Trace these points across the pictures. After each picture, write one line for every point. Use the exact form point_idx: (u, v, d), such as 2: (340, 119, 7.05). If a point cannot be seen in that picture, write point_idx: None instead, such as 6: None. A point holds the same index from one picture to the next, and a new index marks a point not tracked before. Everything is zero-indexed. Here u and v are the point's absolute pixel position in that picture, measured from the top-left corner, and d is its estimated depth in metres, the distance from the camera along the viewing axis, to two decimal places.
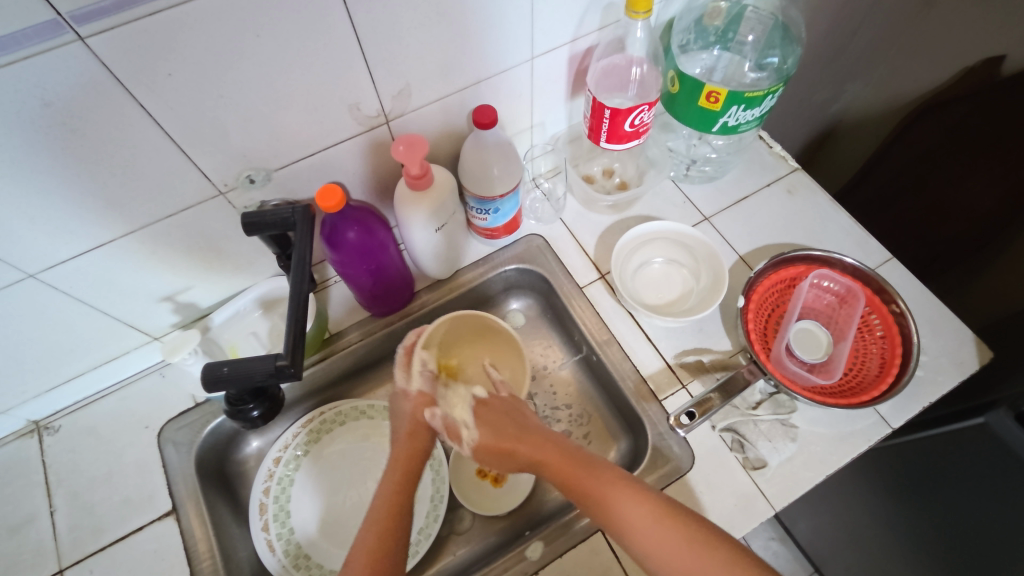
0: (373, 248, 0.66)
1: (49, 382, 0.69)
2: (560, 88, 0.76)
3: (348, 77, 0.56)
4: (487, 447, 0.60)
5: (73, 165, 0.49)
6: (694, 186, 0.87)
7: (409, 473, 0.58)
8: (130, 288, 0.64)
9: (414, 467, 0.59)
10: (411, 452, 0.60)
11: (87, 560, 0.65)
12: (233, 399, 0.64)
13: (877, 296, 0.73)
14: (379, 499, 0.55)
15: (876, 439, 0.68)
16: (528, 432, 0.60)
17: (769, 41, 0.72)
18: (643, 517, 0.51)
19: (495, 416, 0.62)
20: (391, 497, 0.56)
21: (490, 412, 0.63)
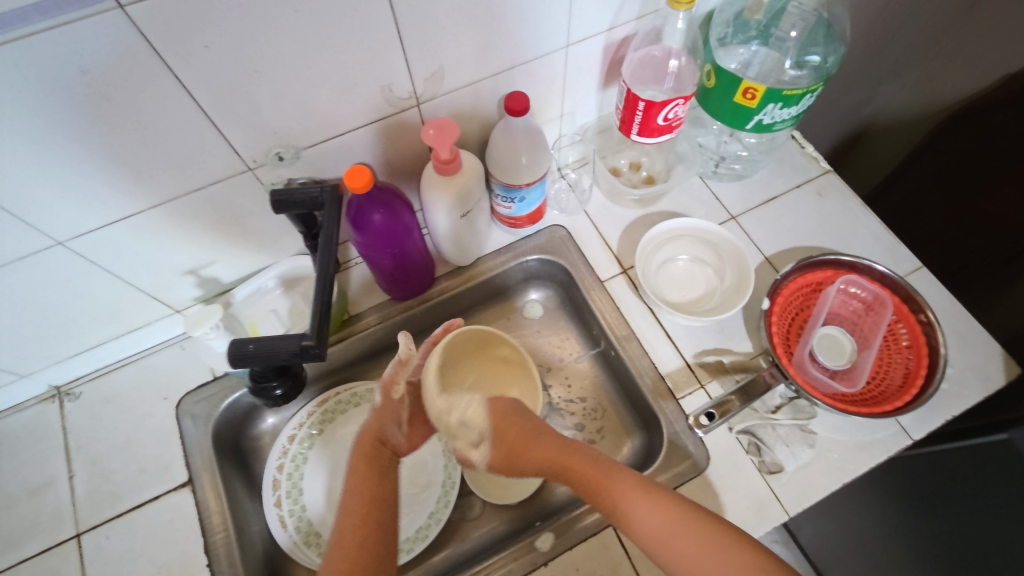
0: (398, 231, 0.66)
1: (71, 349, 0.70)
2: (593, 77, 0.74)
3: (382, 56, 0.55)
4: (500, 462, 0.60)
5: (105, 134, 0.49)
6: (722, 184, 0.86)
7: (373, 458, 0.59)
8: (155, 259, 0.64)
9: (379, 450, 0.60)
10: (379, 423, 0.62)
11: (104, 525, 0.66)
12: (257, 375, 0.64)
13: (906, 305, 0.71)
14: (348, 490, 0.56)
15: (896, 449, 0.67)
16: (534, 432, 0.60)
17: (812, 37, 0.70)
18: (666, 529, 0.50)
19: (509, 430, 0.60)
20: (360, 479, 0.57)
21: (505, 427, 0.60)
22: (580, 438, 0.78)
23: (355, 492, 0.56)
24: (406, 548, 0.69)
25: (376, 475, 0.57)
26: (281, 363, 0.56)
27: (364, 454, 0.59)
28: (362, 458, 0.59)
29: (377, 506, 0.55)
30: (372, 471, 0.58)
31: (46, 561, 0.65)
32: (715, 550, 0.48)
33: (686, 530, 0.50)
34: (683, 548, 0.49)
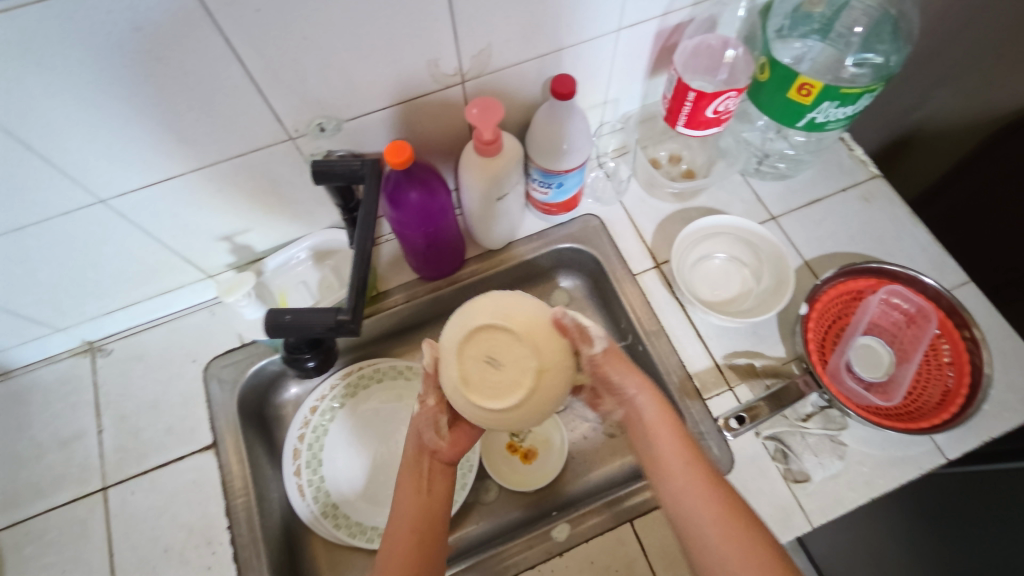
0: (434, 210, 0.65)
1: (105, 306, 0.71)
2: (640, 63, 0.72)
3: (432, 30, 0.54)
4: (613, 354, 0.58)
5: (153, 95, 0.48)
6: (764, 182, 0.83)
7: (425, 472, 0.59)
8: (192, 224, 0.64)
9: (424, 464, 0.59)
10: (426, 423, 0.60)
11: (130, 481, 0.68)
12: (290, 346, 0.65)
13: (950, 320, 0.68)
14: (401, 509, 0.56)
15: (928, 467, 0.66)
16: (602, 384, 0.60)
17: (877, 33, 0.67)
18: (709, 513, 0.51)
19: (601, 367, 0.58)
20: (410, 497, 0.56)
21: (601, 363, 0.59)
22: (599, 432, 0.76)
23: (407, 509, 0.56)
24: None
25: (425, 489, 0.57)
26: (313, 336, 0.56)
27: (414, 469, 0.59)
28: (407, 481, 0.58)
29: (427, 522, 0.55)
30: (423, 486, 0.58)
31: (74, 511, 0.66)
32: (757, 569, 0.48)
33: (734, 546, 0.49)
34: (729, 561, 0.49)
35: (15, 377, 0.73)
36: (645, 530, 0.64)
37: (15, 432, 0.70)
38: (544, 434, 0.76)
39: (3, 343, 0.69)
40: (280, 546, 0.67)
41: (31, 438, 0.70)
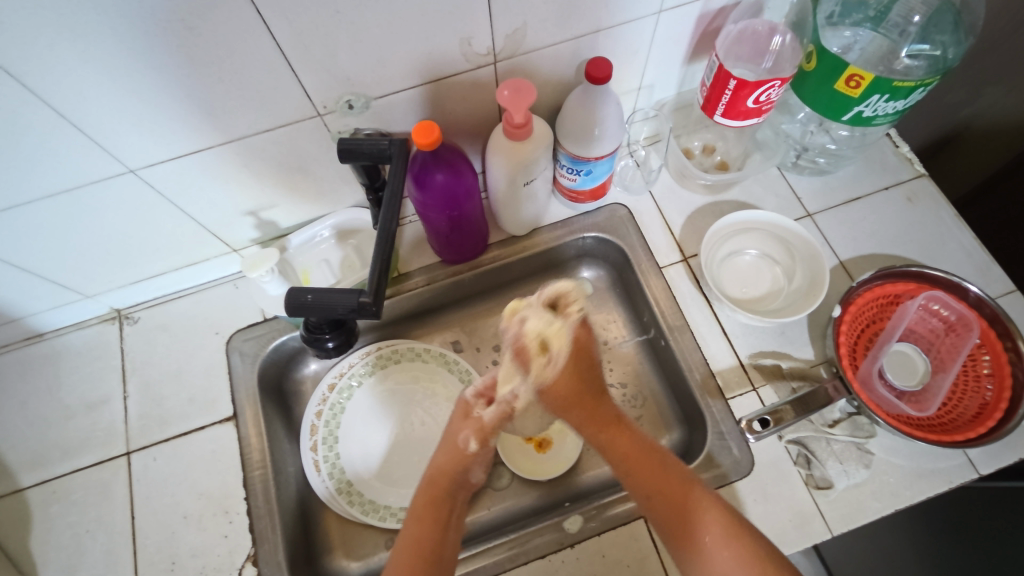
0: (459, 193, 0.64)
1: (134, 276, 0.72)
2: (679, 49, 0.69)
3: (467, 7, 0.52)
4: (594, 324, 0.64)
5: (184, 66, 0.48)
6: (802, 178, 0.80)
7: (437, 504, 0.60)
8: (219, 197, 0.64)
9: (443, 493, 0.61)
10: (449, 462, 0.63)
11: (153, 447, 0.69)
12: (312, 326, 0.64)
13: (993, 330, 0.65)
14: (406, 532, 0.58)
15: (958, 482, 0.63)
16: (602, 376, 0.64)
17: (937, 23, 0.63)
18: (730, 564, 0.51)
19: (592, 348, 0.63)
20: (417, 529, 0.58)
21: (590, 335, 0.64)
22: None
23: (408, 541, 0.57)
24: None
25: (437, 525, 0.59)
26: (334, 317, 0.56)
27: (424, 500, 0.61)
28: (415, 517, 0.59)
29: (428, 555, 0.56)
30: (435, 523, 0.59)
31: (98, 473, 0.68)
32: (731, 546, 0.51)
33: (728, 551, 0.51)
34: (707, 541, 0.52)
35: (46, 339, 0.75)
36: None
37: (45, 393, 0.72)
38: (559, 424, 0.75)
39: (35, 306, 0.70)
40: (294, 520, 0.68)
41: (60, 400, 0.72)
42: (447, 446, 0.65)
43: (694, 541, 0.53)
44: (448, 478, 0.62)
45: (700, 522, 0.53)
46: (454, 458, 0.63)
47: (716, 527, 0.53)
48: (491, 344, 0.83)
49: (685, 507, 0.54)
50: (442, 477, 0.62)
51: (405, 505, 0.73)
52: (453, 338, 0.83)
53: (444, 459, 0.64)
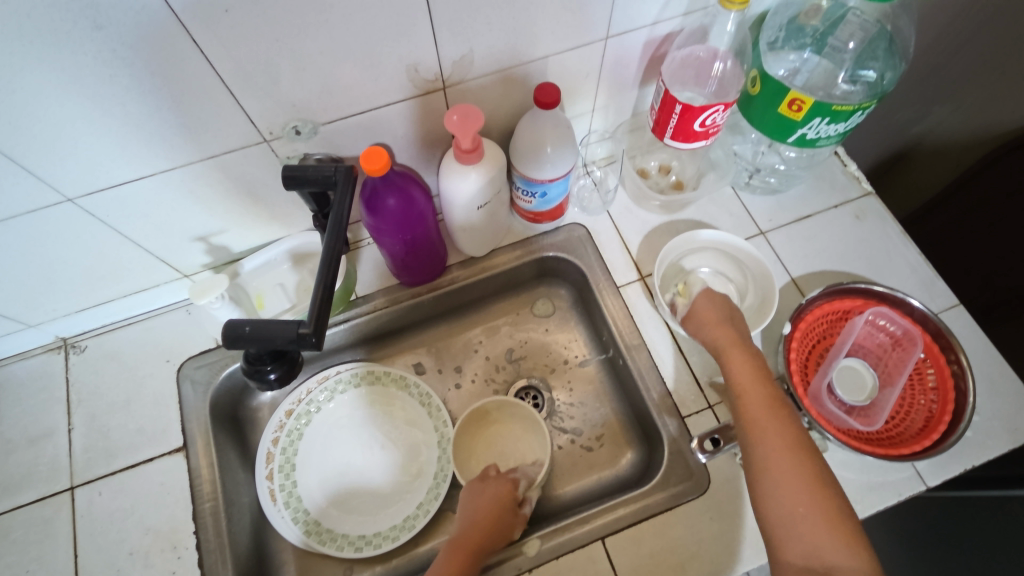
0: (413, 217, 0.64)
1: (79, 304, 0.70)
2: (630, 73, 0.71)
3: (411, 34, 0.52)
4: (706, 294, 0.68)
5: (119, 94, 0.47)
6: (755, 197, 0.82)
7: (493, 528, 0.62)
8: (167, 224, 0.63)
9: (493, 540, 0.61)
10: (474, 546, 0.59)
11: (98, 481, 0.67)
12: (250, 355, 0.52)
13: (935, 344, 0.67)
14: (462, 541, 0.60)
15: (907, 494, 0.65)
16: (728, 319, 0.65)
17: (872, 50, 0.65)
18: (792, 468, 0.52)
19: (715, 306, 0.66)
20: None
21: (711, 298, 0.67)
22: (577, 444, 0.77)
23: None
24: (392, 535, 0.71)
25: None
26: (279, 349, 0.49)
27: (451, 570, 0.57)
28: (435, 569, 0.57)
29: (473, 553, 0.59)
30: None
31: (39, 510, 0.65)
32: (803, 488, 0.51)
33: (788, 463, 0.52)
34: (780, 457, 0.53)
35: None
36: (616, 548, 0.63)
37: None
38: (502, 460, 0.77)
39: None
40: (248, 555, 0.67)
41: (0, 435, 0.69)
42: (489, 523, 0.62)
43: (745, 383, 0.59)
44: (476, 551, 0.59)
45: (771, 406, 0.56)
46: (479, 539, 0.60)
47: (789, 444, 0.53)
48: (454, 364, 0.82)
49: (763, 434, 0.54)
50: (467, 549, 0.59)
51: (363, 532, 0.71)
52: (415, 361, 0.83)
53: (467, 548, 0.59)
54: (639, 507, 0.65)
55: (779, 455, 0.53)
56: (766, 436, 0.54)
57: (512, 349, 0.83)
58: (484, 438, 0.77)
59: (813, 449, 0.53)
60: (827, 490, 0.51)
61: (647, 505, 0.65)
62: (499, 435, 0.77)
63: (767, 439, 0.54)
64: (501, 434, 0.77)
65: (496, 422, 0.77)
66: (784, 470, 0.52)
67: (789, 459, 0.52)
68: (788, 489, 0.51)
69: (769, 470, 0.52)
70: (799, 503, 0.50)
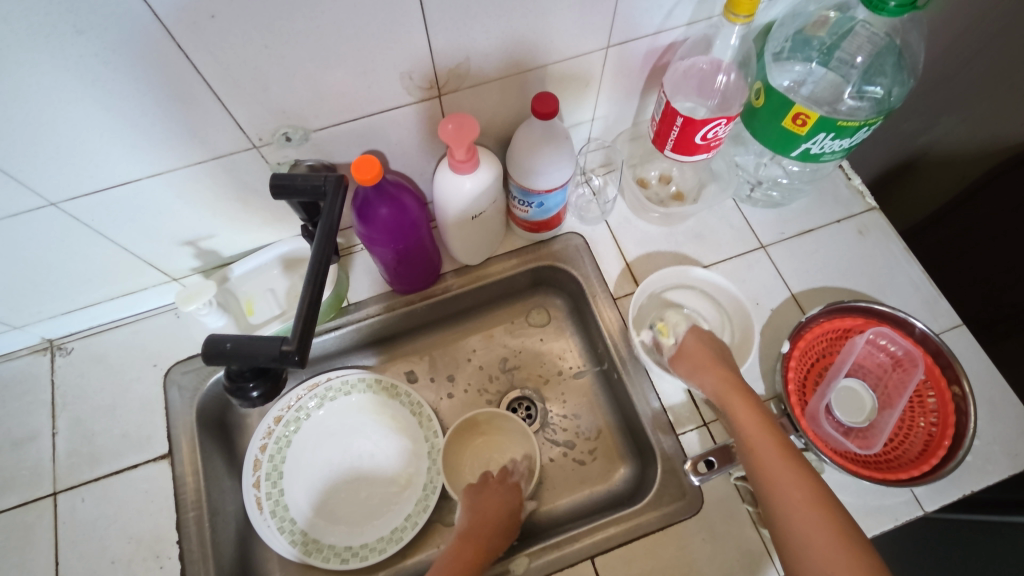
0: (405, 226, 0.63)
1: (64, 306, 0.68)
2: (631, 82, 0.69)
3: (406, 41, 0.51)
4: (696, 337, 0.68)
5: (102, 98, 0.45)
6: (756, 210, 0.80)
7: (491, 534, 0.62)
8: (154, 228, 0.62)
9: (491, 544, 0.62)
10: (471, 554, 0.60)
11: (80, 487, 0.66)
12: (233, 373, 0.50)
13: (937, 366, 0.66)
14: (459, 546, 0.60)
15: (904, 518, 0.64)
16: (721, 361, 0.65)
17: (880, 66, 0.63)
18: (813, 526, 0.50)
19: (704, 348, 0.67)
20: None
21: (700, 338, 0.68)
22: (569, 458, 0.75)
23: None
24: (379, 547, 0.70)
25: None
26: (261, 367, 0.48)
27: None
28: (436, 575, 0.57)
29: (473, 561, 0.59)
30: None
31: (20, 516, 0.64)
32: (826, 545, 0.49)
33: (808, 521, 0.51)
34: (803, 512, 0.51)
35: None
36: (606, 567, 0.62)
37: None
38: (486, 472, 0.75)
39: None
40: (233, 564, 0.66)
41: None
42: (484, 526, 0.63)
43: (749, 435, 0.58)
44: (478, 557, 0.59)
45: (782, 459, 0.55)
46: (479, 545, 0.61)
47: (809, 496, 0.52)
48: (446, 373, 0.81)
49: (781, 496, 0.53)
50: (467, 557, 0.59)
51: (350, 543, 0.70)
52: (407, 368, 0.81)
53: (468, 554, 0.59)
54: (630, 525, 0.64)
55: (796, 515, 0.51)
56: (786, 495, 0.53)
57: (506, 358, 0.82)
58: (469, 450, 0.76)
59: (832, 501, 0.52)
60: (852, 545, 0.48)
61: (639, 524, 0.64)
62: (485, 446, 0.76)
63: (787, 495, 0.53)
64: (488, 446, 0.76)
65: (482, 434, 0.77)
66: (806, 530, 0.50)
67: (806, 517, 0.51)
68: (815, 551, 0.49)
69: (793, 532, 0.51)
70: (830, 560, 0.48)
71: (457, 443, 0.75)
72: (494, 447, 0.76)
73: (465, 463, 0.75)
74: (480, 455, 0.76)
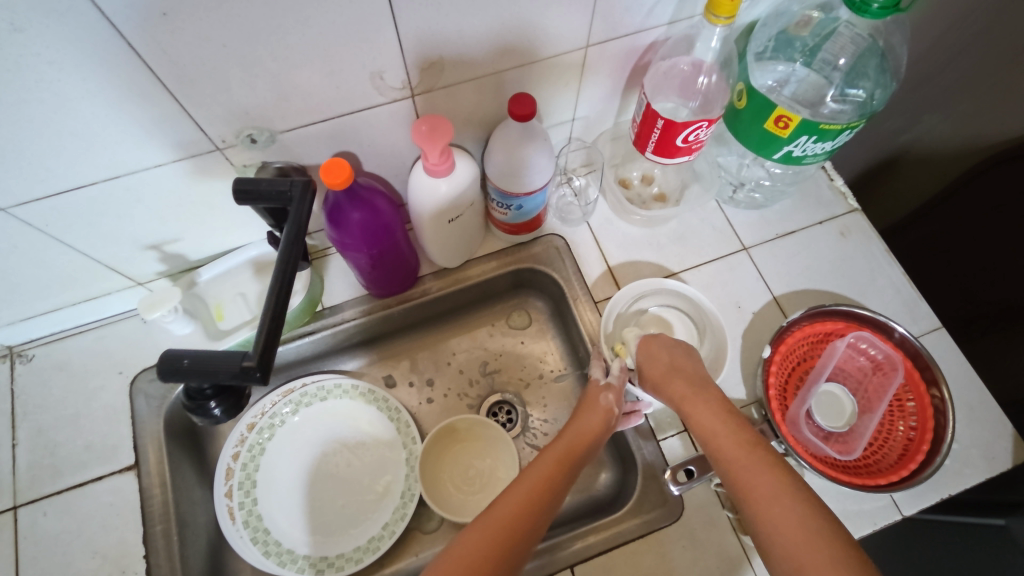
0: (379, 231, 0.61)
1: (22, 313, 0.65)
2: (612, 82, 0.68)
3: (375, 41, 0.48)
4: (648, 348, 0.66)
5: (49, 98, 0.43)
6: (738, 212, 0.79)
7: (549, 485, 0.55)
8: (116, 232, 0.59)
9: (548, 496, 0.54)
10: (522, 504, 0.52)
11: (42, 501, 0.64)
12: (191, 390, 0.49)
13: (917, 371, 0.66)
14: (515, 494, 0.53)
15: (882, 523, 0.64)
16: (679, 370, 0.63)
17: (863, 68, 0.62)
18: (792, 525, 0.46)
19: (658, 359, 0.65)
20: (477, 551, 0.47)
21: (653, 348, 0.66)
22: None
23: (479, 534, 0.49)
24: (355, 557, 0.68)
25: (500, 546, 0.48)
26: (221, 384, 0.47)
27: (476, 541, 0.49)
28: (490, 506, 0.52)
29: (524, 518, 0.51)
30: (500, 546, 0.49)
31: None
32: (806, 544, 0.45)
33: (786, 520, 0.47)
34: (779, 515, 0.47)
35: None
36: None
37: None
38: (465, 481, 0.74)
39: None
40: None
41: None
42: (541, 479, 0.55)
43: (717, 443, 0.55)
44: (542, 491, 0.54)
45: (752, 459, 0.52)
46: (546, 477, 0.55)
47: (782, 495, 0.48)
48: (425, 377, 0.79)
49: (756, 498, 0.49)
50: (530, 489, 0.53)
51: (326, 553, 0.69)
52: (385, 373, 0.80)
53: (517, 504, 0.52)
54: (610, 533, 0.63)
55: (773, 515, 0.48)
56: (758, 496, 0.49)
57: (486, 362, 0.80)
58: (448, 460, 0.74)
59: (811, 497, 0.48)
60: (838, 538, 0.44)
61: (619, 532, 0.63)
62: (463, 454, 0.75)
63: (757, 499, 0.49)
64: (467, 453, 0.75)
65: (460, 442, 0.75)
66: (785, 529, 0.46)
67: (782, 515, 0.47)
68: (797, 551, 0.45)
69: (773, 534, 0.47)
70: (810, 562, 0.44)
71: (434, 452, 0.73)
72: (473, 455, 0.75)
73: (443, 473, 0.74)
74: (457, 463, 0.74)
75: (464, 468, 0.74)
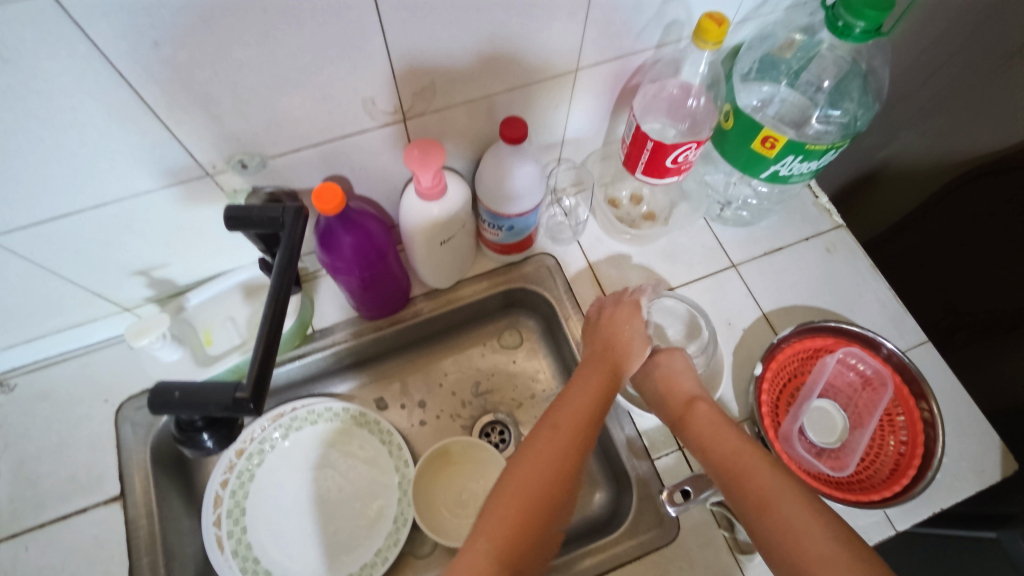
0: (373, 255, 0.61)
1: (5, 342, 0.64)
2: (600, 104, 0.69)
3: (366, 68, 0.49)
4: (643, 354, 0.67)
5: (36, 126, 0.42)
6: (727, 229, 0.80)
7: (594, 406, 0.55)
8: (102, 259, 0.59)
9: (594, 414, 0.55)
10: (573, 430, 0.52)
11: (23, 536, 0.62)
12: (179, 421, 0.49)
13: (907, 387, 0.67)
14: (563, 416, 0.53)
15: (877, 538, 0.64)
16: (675, 379, 0.63)
17: (844, 89, 0.64)
18: (792, 518, 0.47)
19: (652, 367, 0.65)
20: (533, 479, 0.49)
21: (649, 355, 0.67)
22: None
23: (535, 465, 0.50)
24: None
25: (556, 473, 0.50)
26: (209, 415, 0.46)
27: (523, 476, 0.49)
28: (553, 425, 0.53)
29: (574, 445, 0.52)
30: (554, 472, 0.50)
31: None
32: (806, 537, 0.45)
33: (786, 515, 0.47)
34: (776, 509, 0.48)
35: None
36: None
37: None
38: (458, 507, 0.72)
39: None
40: None
41: None
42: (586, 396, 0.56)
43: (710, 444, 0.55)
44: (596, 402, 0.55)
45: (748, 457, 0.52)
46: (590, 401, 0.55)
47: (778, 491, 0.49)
48: (416, 399, 0.79)
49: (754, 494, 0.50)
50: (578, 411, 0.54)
51: None
52: (377, 395, 0.79)
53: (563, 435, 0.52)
54: (605, 556, 0.63)
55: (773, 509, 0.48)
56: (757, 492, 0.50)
57: (478, 382, 0.80)
58: (442, 485, 0.73)
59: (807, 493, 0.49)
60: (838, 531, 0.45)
61: (615, 554, 0.63)
62: (456, 479, 0.74)
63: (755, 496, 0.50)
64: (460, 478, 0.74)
65: (454, 468, 0.74)
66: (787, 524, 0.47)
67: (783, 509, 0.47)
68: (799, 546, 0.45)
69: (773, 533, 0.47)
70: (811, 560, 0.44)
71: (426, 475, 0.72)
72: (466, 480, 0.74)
73: (437, 499, 0.72)
74: (450, 489, 0.73)
75: (456, 493, 0.73)
